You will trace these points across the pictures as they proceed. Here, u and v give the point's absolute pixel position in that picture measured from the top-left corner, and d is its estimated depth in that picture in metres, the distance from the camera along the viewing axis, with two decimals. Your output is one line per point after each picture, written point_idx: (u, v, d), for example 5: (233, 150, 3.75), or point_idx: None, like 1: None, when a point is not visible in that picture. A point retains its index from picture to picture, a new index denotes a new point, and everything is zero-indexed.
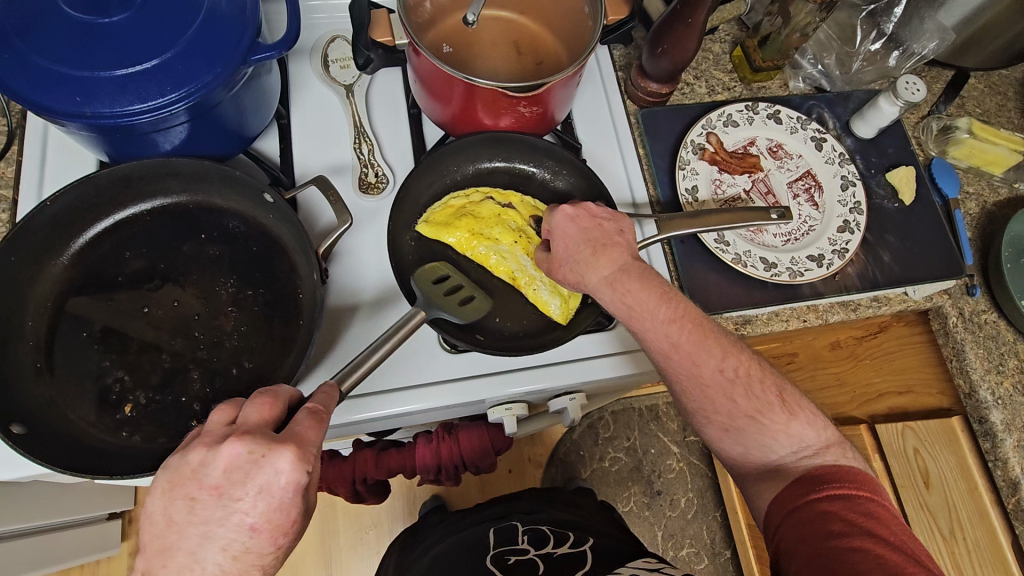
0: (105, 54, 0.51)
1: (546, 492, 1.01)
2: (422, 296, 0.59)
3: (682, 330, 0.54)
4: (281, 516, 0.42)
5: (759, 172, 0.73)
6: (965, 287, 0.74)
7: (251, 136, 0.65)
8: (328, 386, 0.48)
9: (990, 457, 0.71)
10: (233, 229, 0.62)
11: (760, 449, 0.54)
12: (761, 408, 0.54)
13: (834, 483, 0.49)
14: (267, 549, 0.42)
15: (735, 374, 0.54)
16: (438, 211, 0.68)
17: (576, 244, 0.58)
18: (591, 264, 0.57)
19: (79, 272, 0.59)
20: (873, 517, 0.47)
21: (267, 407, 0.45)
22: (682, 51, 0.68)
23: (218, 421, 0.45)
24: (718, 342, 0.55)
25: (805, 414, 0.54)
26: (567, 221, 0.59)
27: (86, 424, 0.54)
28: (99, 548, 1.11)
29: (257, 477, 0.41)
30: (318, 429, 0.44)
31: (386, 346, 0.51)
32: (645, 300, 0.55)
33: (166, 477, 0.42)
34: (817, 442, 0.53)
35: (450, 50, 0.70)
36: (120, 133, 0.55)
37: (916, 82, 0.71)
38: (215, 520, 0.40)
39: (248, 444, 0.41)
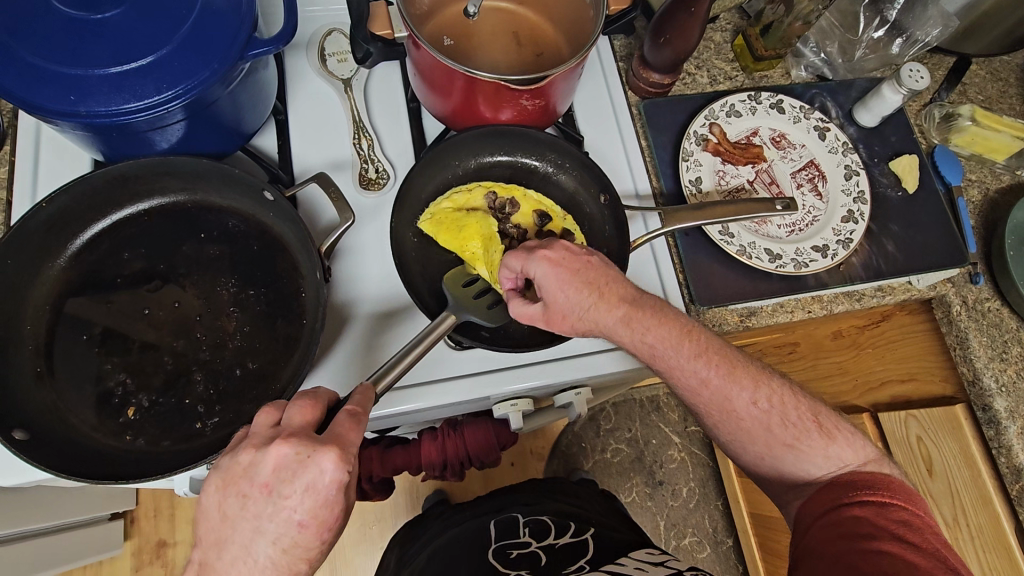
0: (98, 50, 0.50)
1: (543, 484, 1.01)
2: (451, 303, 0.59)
3: (710, 364, 0.55)
4: (326, 512, 0.42)
5: (762, 162, 0.73)
6: (969, 275, 0.74)
7: (248, 133, 0.64)
8: (363, 386, 0.48)
9: (994, 444, 0.72)
10: (233, 227, 0.61)
11: (797, 470, 0.55)
12: (798, 435, 0.55)
13: (867, 490, 0.51)
14: (313, 543, 0.42)
15: (769, 404, 0.56)
16: (442, 206, 0.68)
17: (575, 290, 0.55)
18: (598, 307, 0.55)
19: (77, 274, 0.58)
20: (905, 525, 0.49)
21: (309, 409, 0.45)
22: (686, 41, 0.67)
23: (264, 423, 0.44)
24: (749, 373, 0.56)
25: (842, 436, 0.55)
26: (550, 270, 0.55)
27: (89, 428, 0.54)
28: (102, 549, 1.11)
29: (303, 476, 0.41)
30: (357, 429, 0.44)
31: (418, 347, 0.51)
32: (666, 338, 0.55)
33: (217, 476, 0.42)
34: (854, 463, 0.54)
35: (451, 43, 0.69)
36: (116, 132, 0.54)
37: (919, 70, 0.70)
38: (267, 514, 0.41)
39: (293, 445, 0.41)
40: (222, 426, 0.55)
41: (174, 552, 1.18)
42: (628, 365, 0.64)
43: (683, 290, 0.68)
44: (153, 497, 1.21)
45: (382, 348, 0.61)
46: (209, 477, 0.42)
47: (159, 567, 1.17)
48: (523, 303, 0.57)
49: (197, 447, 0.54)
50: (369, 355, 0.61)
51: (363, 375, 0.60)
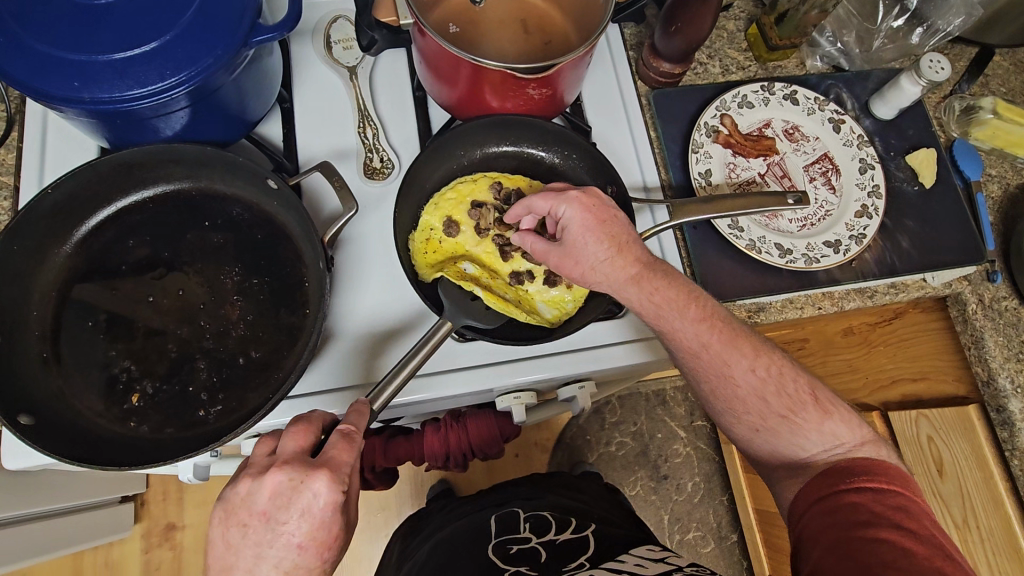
0: (103, 36, 0.50)
1: (541, 480, 1.00)
2: (449, 305, 0.58)
3: (713, 329, 0.56)
4: (324, 533, 0.45)
5: (774, 155, 0.71)
6: (986, 273, 0.72)
7: (253, 120, 0.64)
8: (359, 404, 0.50)
9: (1007, 446, 0.71)
10: (237, 216, 0.61)
11: (793, 446, 0.55)
12: (794, 407, 0.55)
13: (865, 476, 0.50)
14: (314, 563, 0.45)
15: (767, 373, 0.56)
16: (445, 194, 0.68)
17: (597, 237, 0.56)
18: (613, 261, 0.56)
19: (83, 260, 0.59)
20: (904, 512, 0.48)
21: (302, 435, 0.47)
22: (697, 29, 0.65)
23: (261, 452, 0.48)
24: (750, 342, 0.56)
25: (839, 414, 0.55)
26: (580, 211, 0.56)
27: (94, 414, 0.54)
28: (112, 530, 1.13)
29: (298, 501, 0.44)
30: (350, 449, 0.47)
31: (421, 353, 0.53)
32: (673, 298, 0.56)
33: (220, 508, 0.45)
34: (850, 441, 0.54)
35: (458, 30, 0.68)
36: (120, 119, 0.53)
37: (940, 61, 0.68)
38: (267, 542, 0.44)
39: (287, 472, 0.44)
40: (225, 414, 0.55)
41: (182, 535, 1.20)
42: (637, 359, 0.63)
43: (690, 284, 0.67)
44: (162, 480, 1.23)
45: (386, 339, 0.61)
46: (214, 509, 0.45)
47: (167, 549, 1.19)
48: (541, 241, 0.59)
49: (200, 435, 0.54)
50: (372, 346, 0.61)
51: (365, 366, 0.60)
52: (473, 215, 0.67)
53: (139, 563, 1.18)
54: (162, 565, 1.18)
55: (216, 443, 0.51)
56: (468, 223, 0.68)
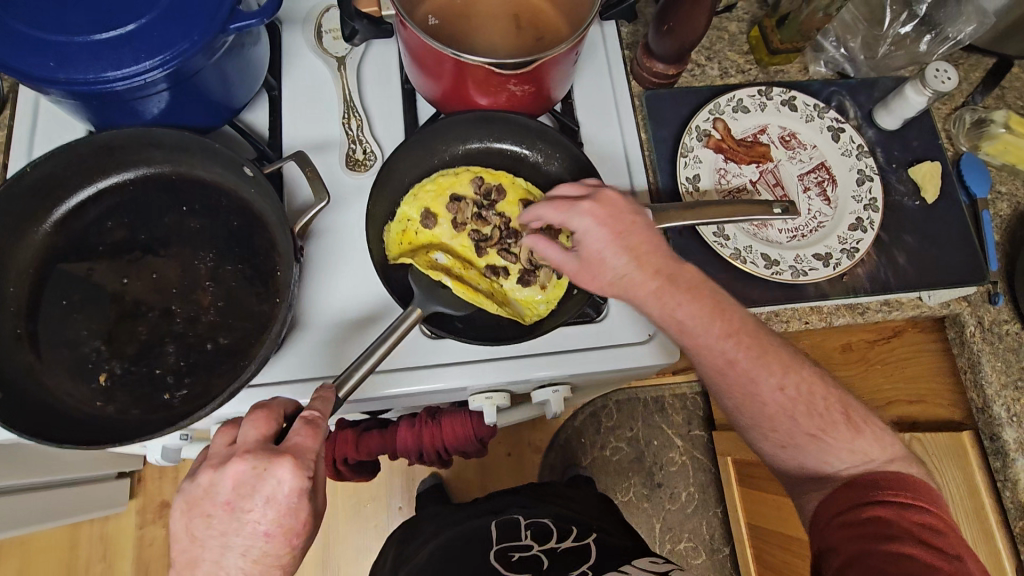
0: (83, 20, 0.50)
1: (540, 488, 0.99)
2: (418, 292, 0.58)
3: (739, 344, 0.54)
4: (292, 520, 0.45)
5: (768, 162, 0.69)
6: (987, 295, 0.69)
7: (237, 107, 0.64)
8: (324, 391, 0.49)
9: (999, 477, 0.68)
10: (215, 202, 0.61)
11: (819, 464, 0.53)
12: (826, 427, 0.53)
13: (892, 489, 0.49)
14: (282, 550, 0.45)
15: (796, 392, 0.54)
16: (426, 184, 0.68)
17: (613, 250, 0.56)
18: (632, 274, 0.56)
19: (62, 240, 0.59)
20: (928, 527, 0.47)
21: (263, 423, 0.46)
22: (692, 30, 0.63)
23: (220, 443, 0.47)
24: (780, 358, 0.54)
25: (871, 431, 0.53)
26: (596, 223, 0.56)
27: (63, 392, 0.55)
28: (107, 505, 1.15)
29: (261, 488, 0.43)
30: (315, 435, 0.46)
31: (387, 342, 0.51)
32: (697, 313, 0.54)
33: (182, 502, 0.45)
34: (881, 458, 0.52)
35: (438, 23, 0.67)
36: (100, 101, 0.54)
37: (946, 70, 0.64)
38: (233, 531, 0.44)
39: (249, 461, 0.43)
40: (190, 399, 0.55)
41: None
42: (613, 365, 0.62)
43: None
44: None
45: (356, 331, 0.61)
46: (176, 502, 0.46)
47: (161, 526, 1.21)
48: (559, 252, 0.58)
49: (164, 418, 0.55)
50: (340, 337, 0.60)
51: (334, 355, 0.60)
52: (451, 208, 0.67)
53: (133, 538, 1.21)
54: (155, 541, 1.21)
55: (175, 427, 0.51)
56: (447, 216, 0.68)
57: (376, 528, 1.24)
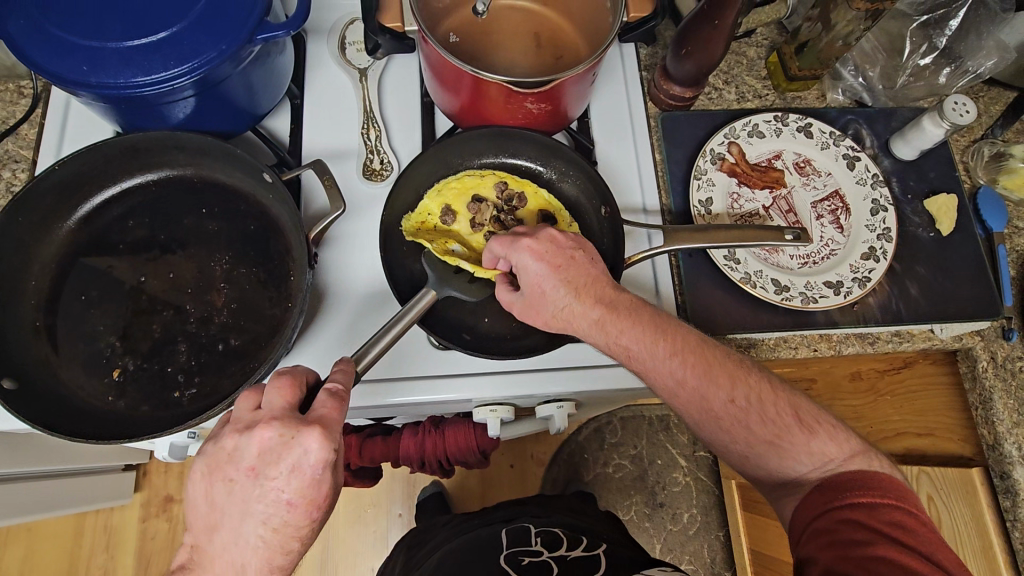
0: (115, 25, 0.52)
1: (550, 500, 0.99)
2: (433, 276, 0.60)
3: (686, 362, 0.53)
4: (314, 492, 0.44)
5: (781, 188, 0.69)
6: (1001, 330, 0.68)
7: (260, 114, 0.65)
8: (344, 363, 0.49)
9: (1008, 516, 0.66)
10: (234, 206, 0.62)
11: (782, 467, 0.52)
12: (780, 432, 0.53)
13: (861, 491, 0.48)
14: (302, 521, 0.45)
15: (747, 403, 0.53)
16: (450, 182, 0.69)
17: (554, 285, 0.55)
18: (575, 308, 0.55)
19: (85, 236, 0.61)
20: (901, 528, 0.45)
21: (288, 391, 0.47)
22: (709, 55, 0.64)
23: (245, 406, 0.47)
24: (726, 369, 0.54)
25: (823, 429, 0.53)
26: (534, 258, 0.56)
27: (77, 385, 0.56)
28: (112, 496, 1.16)
29: (288, 457, 0.43)
30: (339, 407, 0.46)
31: (391, 332, 0.52)
32: (640, 338, 0.54)
33: (204, 463, 0.45)
34: (839, 456, 0.51)
35: (458, 41, 0.68)
36: (127, 105, 0.55)
37: (965, 104, 0.65)
38: (255, 498, 0.44)
39: (276, 429, 0.44)
40: (199, 398, 0.56)
41: (179, 508, 1.23)
42: (616, 384, 0.62)
43: (680, 310, 0.66)
44: None
45: (375, 322, 0.62)
46: (194, 465, 0.45)
47: (164, 520, 1.22)
48: (507, 292, 0.58)
49: (173, 416, 0.55)
50: (348, 346, 0.61)
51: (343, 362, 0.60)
52: (471, 207, 0.68)
53: (137, 531, 1.22)
54: (157, 535, 1.21)
55: (183, 426, 0.52)
56: (465, 214, 0.69)
57: (375, 534, 1.24)
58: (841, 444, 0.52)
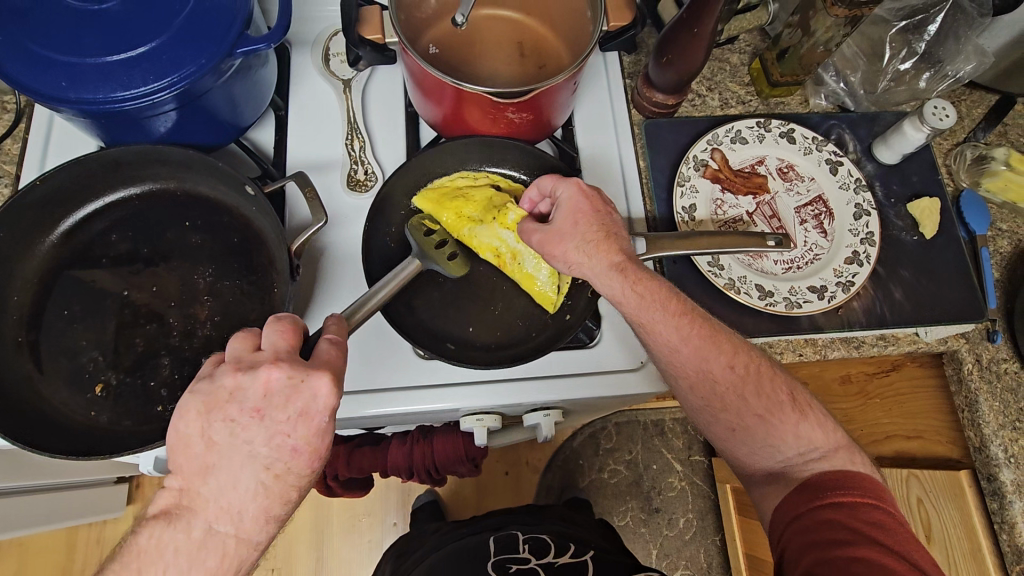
0: (94, 40, 0.52)
1: (541, 509, 0.99)
2: (418, 247, 0.60)
3: (693, 325, 0.54)
4: (318, 440, 0.45)
5: (765, 194, 0.69)
6: (985, 332, 0.68)
7: (243, 126, 0.66)
8: (334, 319, 0.49)
9: (996, 519, 0.65)
10: (217, 219, 0.62)
11: (768, 449, 0.53)
12: (772, 408, 0.54)
13: (843, 490, 0.48)
14: (303, 471, 0.45)
15: (744, 371, 0.54)
16: (443, 184, 0.68)
17: (588, 223, 0.56)
18: (595, 252, 0.55)
19: (67, 251, 0.61)
20: (881, 527, 0.46)
21: (290, 333, 0.47)
22: (689, 63, 0.64)
23: (241, 348, 0.46)
24: (729, 340, 0.55)
25: (814, 415, 0.54)
26: (579, 195, 0.57)
27: (59, 401, 0.56)
28: (104, 510, 1.16)
29: (297, 399, 0.43)
30: (342, 355, 0.47)
31: (383, 291, 0.53)
32: (655, 290, 0.54)
33: (199, 402, 0.44)
34: (825, 446, 0.52)
35: (438, 52, 0.68)
36: (108, 119, 0.55)
37: (945, 108, 0.65)
38: (259, 440, 0.43)
39: (284, 371, 0.44)
40: None
41: None
42: (600, 392, 0.62)
43: None
44: None
45: None
46: (187, 404, 0.44)
47: None
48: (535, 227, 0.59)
49: (156, 431, 0.55)
50: None
51: None
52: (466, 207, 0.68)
53: None
54: None
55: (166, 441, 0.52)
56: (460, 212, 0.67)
57: (370, 544, 1.24)
58: (829, 434, 0.53)
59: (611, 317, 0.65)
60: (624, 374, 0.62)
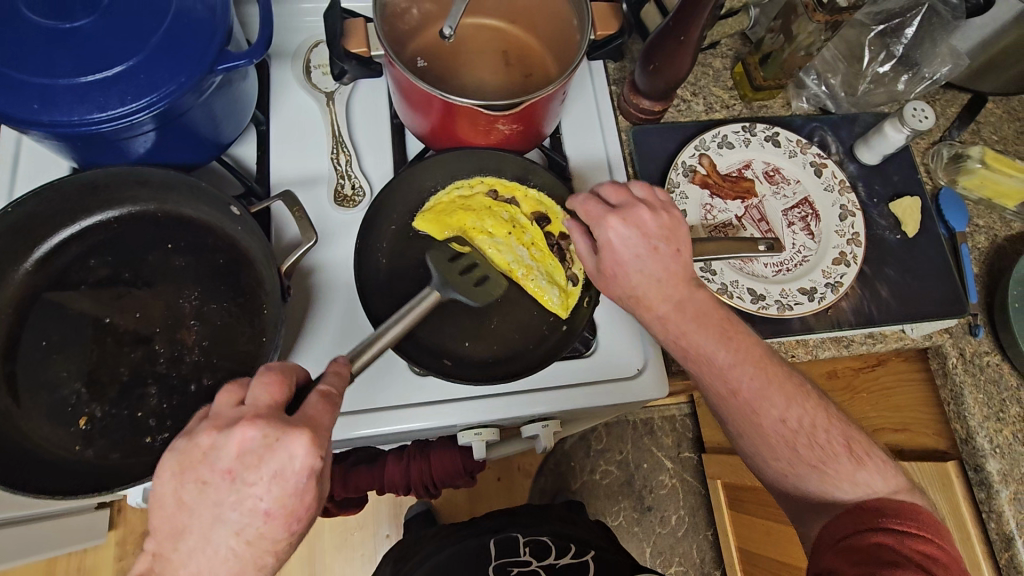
0: (67, 60, 0.50)
1: (543, 509, 0.96)
2: (439, 276, 0.59)
3: (745, 374, 0.53)
4: (295, 502, 0.43)
5: (752, 198, 0.70)
6: (968, 327, 0.70)
7: (225, 143, 0.64)
8: (338, 366, 0.48)
9: (984, 508, 0.67)
10: (202, 240, 0.61)
11: (819, 492, 0.53)
12: (825, 457, 0.53)
13: (894, 518, 0.49)
14: (280, 534, 0.43)
15: (799, 423, 0.53)
16: (440, 199, 0.67)
17: (630, 271, 0.54)
18: (641, 304, 0.55)
19: (42, 278, 0.58)
20: (931, 558, 0.46)
21: (275, 390, 0.45)
22: (675, 71, 0.64)
23: (225, 403, 0.45)
24: (783, 387, 0.53)
25: (873, 462, 0.52)
26: (619, 242, 0.54)
27: (40, 437, 0.53)
28: (85, 537, 1.12)
29: (271, 461, 0.41)
30: (329, 412, 0.45)
31: (394, 328, 0.51)
32: (705, 341, 0.54)
33: (175, 459, 0.43)
34: (882, 489, 0.52)
35: (426, 65, 0.67)
36: (83, 141, 0.53)
37: (924, 109, 0.67)
38: (228, 503, 0.42)
39: (260, 429, 0.42)
40: (172, 442, 0.54)
41: None
42: (598, 401, 0.62)
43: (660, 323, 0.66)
44: None
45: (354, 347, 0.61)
46: (164, 462, 0.43)
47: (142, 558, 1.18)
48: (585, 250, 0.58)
49: (146, 463, 0.53)
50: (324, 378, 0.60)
51: None
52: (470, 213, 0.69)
53: (112, 572, 1.17)
54: None
55: None
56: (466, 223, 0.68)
57: (364, 557, 1.22)
58: (888, 479, 0.52)
59: (607, 326, 0.66)
60: (620, 383, 0.62)
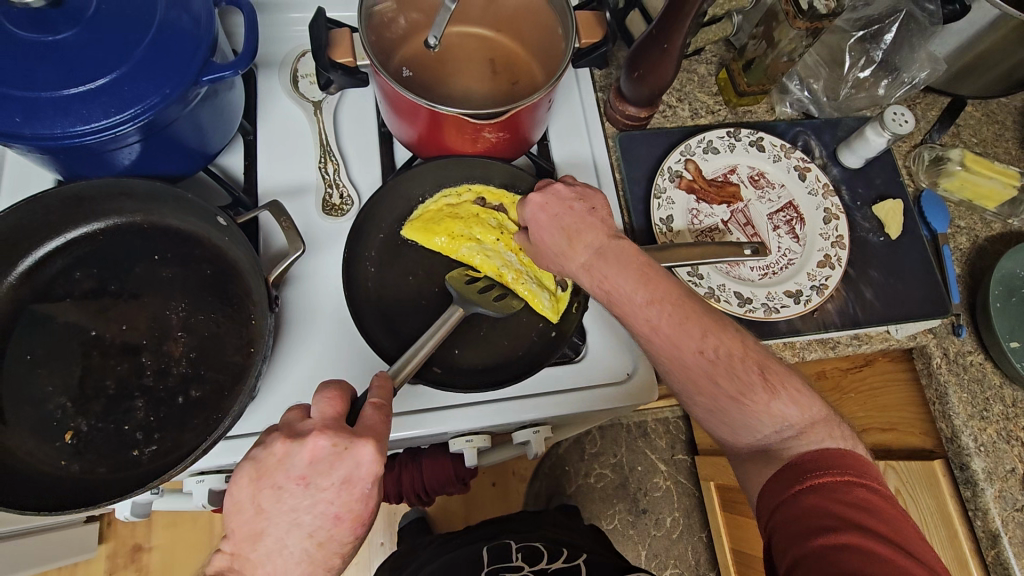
0: (47, 72, 0.49)
1: (537, 515, 0.98)
2: (462, 294, 0.61)
3: (663, 312, 0.50)
4: (361, 507, 0.44)
5: (738, 203, 0.71)
6: (952, 327, 0.71)
7: (212, 153, 0.64)
8: (381, 378, 0.48)
9: (970, 506, 0.68)
10: (189, 251, 0.60)
11: (748, 429, 0.50)
12: (743, 389, 0.49)
13: (818, 471, 0.45)
14: (347, 537, 0.44)
15: (716, 354, 0.49)
16: (428, 207, 0.68)
17: (550, 233, 0.57)
18: (564, 255, 0.56)
19: (27, 291, 0.58)
20: (863, 507, 0.42)
21: (334, 402, 0.45)
22: (659, 77, 0.65)
23: (294, 418, 0.46)
24: (700, 321, 0.50)
25: (788, 392, 0.49)
26: (538, 208, 0.57)
27: (25, 452, 0.53)
28: (75, 551, 1.10)
29: (341, 467, 0.42)
30: (386, 420, 0.46)
31: (428, 343, 0.53)
32: (624, 285, 0.52)
33: (251, 468, 0.43)
34: (800, 421, 0.48)
35: (411, 74, 0.67)
36: (67, 153, 0.53)
37: (904, 113, 0.68)
38: (304, 508, 0.42)
39: (330, 437, 0.42)
40: (160, 455, 0.54)
41: (149, 557, 1.17)
42: (588, 406, 0.62)
43: None
44: None
45: (344, 357, 0.61)
46: (239, 470, 0.43)
47: (133, 571, 1.16)
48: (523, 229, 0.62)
49: (133, 476, 0.53)
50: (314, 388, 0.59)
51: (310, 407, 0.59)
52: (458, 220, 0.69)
53: None
54: None
55: (146, 488, 0.50)
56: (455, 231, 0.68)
57: (358, 566, 1.21)
58: (805, 409, 0.49)
59: (596, 331, 0.66)
60: (609, 388, 0.63)
